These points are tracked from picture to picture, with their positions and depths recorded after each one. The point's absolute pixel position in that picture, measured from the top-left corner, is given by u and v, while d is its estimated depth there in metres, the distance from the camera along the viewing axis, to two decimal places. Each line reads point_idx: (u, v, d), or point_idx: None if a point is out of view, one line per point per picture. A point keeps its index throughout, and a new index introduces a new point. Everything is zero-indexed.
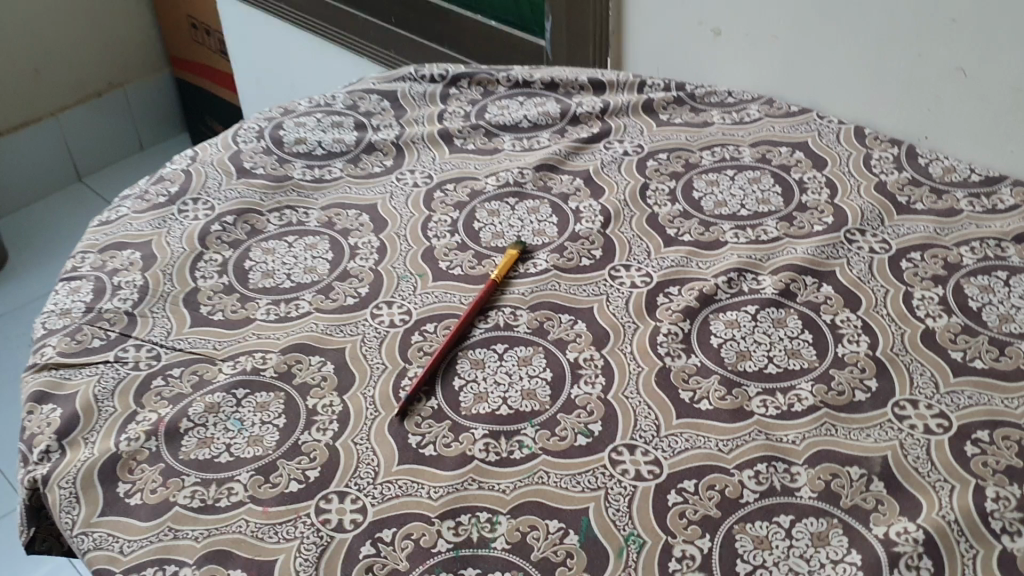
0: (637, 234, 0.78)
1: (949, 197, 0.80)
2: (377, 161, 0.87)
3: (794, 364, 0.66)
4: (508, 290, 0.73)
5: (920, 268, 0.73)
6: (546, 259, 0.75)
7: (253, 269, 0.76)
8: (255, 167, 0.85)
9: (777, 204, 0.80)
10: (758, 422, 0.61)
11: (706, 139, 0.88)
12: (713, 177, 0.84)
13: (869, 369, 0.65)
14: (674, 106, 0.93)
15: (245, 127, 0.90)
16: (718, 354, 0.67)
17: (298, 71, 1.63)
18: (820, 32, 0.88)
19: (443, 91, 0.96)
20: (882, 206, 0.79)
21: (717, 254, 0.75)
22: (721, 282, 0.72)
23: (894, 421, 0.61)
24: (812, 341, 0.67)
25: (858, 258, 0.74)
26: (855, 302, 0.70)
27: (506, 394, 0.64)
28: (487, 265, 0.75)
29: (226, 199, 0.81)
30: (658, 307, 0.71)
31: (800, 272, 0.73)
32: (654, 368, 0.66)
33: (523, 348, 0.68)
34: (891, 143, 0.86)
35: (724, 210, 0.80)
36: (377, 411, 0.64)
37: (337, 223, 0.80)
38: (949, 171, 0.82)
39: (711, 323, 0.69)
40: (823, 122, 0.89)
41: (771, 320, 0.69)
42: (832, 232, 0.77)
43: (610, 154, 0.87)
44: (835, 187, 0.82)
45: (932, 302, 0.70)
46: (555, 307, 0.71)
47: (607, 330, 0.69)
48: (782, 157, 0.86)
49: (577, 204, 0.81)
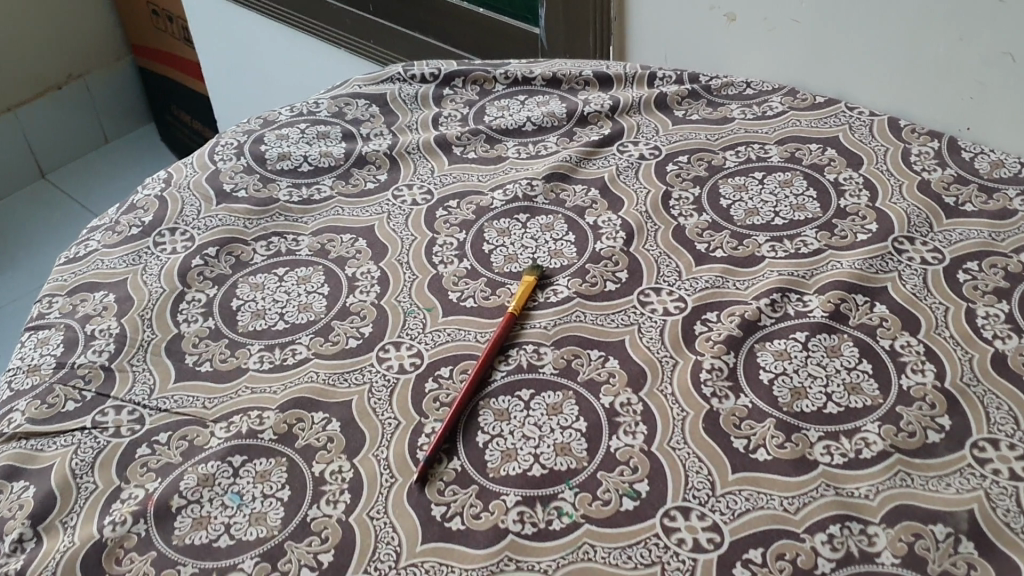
0: (663, 251, 0.70)
1: (1000, 196, 0.73)
2: (370, 176, 0.79)
3: (855, 401, 0.59)
4: (528, 323, 0.65)
5: (979, 279, 0.67)
6: (566, 285, 0.68)
7: (241, 308, 0.68)
8: (236, 189, 0.77)
9: (813, 210, 0.73)
10: (824, 474, 0.55)
11: (728, 138, 0.81)
12: (740, 180, 0.77)
13: (939, 405, 0.58)
14: (689, 100, 0.86)
15: (221, 142, 0.82)
16: (770, 392, 0.60)
17: (272, 63, 1.54)
18: (847, 16, 0.80)
19: (436, 91, 0.88)
20: (930, 210, 0.72)
21: (755, 272, 0.68)
22: (764, 306, 0.65)
23: (975, 466, 0.55)
24: (872, 372, 0.61)
25: (911, 271, 0.68)
26: (913, 323, 0.64)
27: (537, 451, 0.57)
28: (502, 294, 0.68)
29: (207, 228, 0.74)
30: (697, 338, 0.64)
31: (848, 291, 0.66)
32: (700, 411, 0.59)
33: (551, 393, 0.61)
34: (931, 136, 0.79)
35: (756, 219, 0.73)
36: (393, 476, 0.56)
37: (331, 250, 0.72)
38: (997, 166, 0.75)
39: (758, 355, 0.62)
40: (854, 114, 0.82)
41: (824, 350, 0.62)
42: (878, 241, 0.70)
43: (625, 159, 0.79)
44: (875, 189, 0.75)
45: (998, 321, 0.63)
46: (582, 342, 0.64)
47: (643, 367, 0.62)
48: (813, 155, 0.78)
49: (594, 218, 0.74)
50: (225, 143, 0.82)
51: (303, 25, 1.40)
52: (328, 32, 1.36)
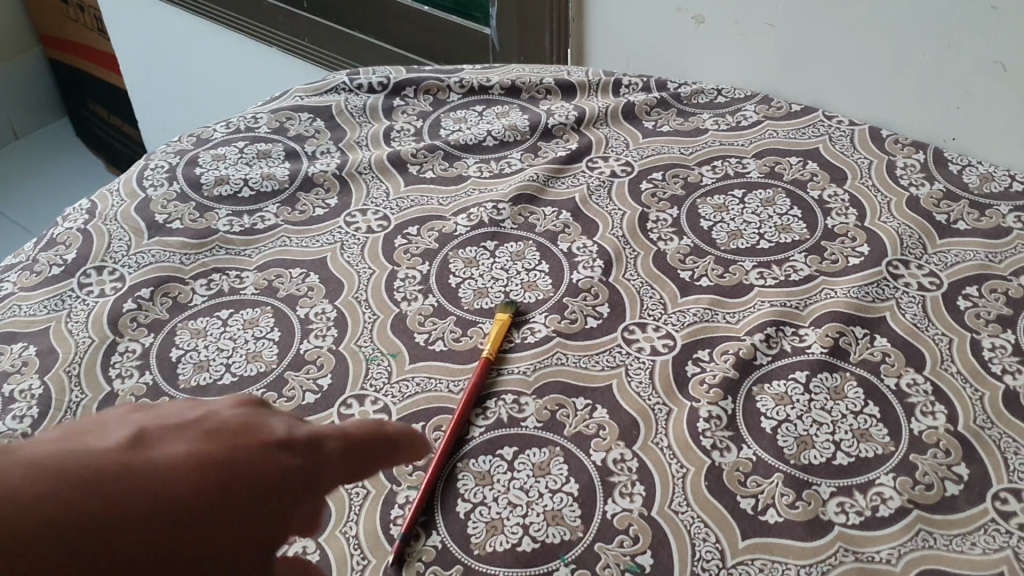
0: (645, 281, 0.65)
1: (993, 213, 0.69)
2: (319, 201, 0.72)
3: (866, 450, 0.54)
4: (505, 369, 0.60)
5: (981, 306, 0.63)
6: (544, 323, 0.62)
7: (181, 359, 0.60)
8: (169, 219, 0.70)
9: (800, 231, 0.69)
10: (841, 537, 0.51)
11: (703, 151, 0.76)
12: (720, 199, 0.72)
13: (954, 452, 0.54)
14: (658, 109, 0.82)
15: (150, 165, 0.75)
16: (774, 443, 0.55)
17: (197, 59, 1.45)
18: (825, 21, 0.76)
19: (386, 102, 0.83)
20: (921, 229, 0.68)
21: (745, 302, 0.63)
22: (759, 342, 0.61)
23: (999, 522, 0.51)
24: (880, 416, 0.56)
25: (909, 299, 0.63)
26: (918, 359, 0.60)
27: (526, 520, 0.52)
28: (473, 335, 0.62)
29: (138, 266, 0.66)
30: (690, 380, 0.59)
31: (846, 323, 0.62)
32: (700, 467, 0.54)
33: (536, 451, 0.55)
34: (914, 148, 0.75)
35: (740, 242, 0.68)
36: (366, 558, 0.50)
37: (280, 288, 0.65)
38: (986, 180, 0.72)
39: (758, 399, 0.57)
40: (833, 124, 0.78)
41: (827, 391, 0.58)
42: (871, 265, 0.66)
43: (596, 178, 0.74)
44: (862, 206, 0.71)
45: (1005, 353, 0.60)
46: (566, 390, 0.58)
47: (634, 417, 0.57)
48: (794, 170, 0.74)
49: (568, 244, 0.68)
50: (155, 165, 0.75)
51: (229, 22, 1.31)
52: (257, 28, 1.28)
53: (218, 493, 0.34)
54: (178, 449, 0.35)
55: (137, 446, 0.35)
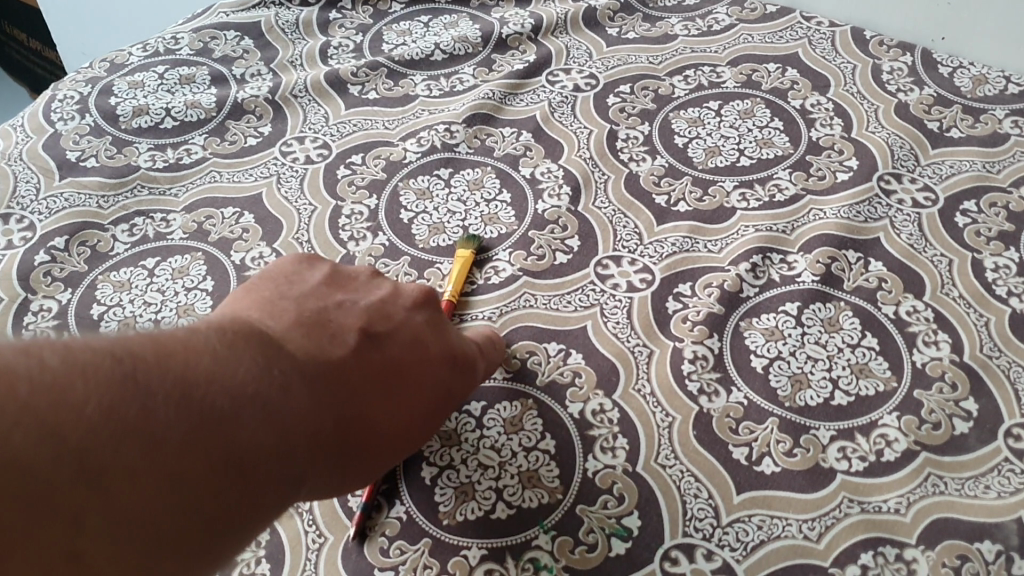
0: (618, 209, 0.60)
1: (988, 119, 0.64)
2: (251, 129, 0.65)
3: (866, 387, 0.50)
4: (469, 313, 0.54)
5: (981, 222, 0.58)
6: (508, 260, 0.57)
7: (103, 316, 0.53)
8: (83, 157, 0.62)
9: (782, 146, 0.63)
10: (845, 486, 0.46)
11: (673, 60, 0.70)
12: (694, 113, 0.66)
13: (961, 385, 0.50)
14: (623, 15, 0.75)
15: (58, 96, 0.66)
16: (767, 383, 0.50)
17: None
18: None
19: (321, 15, 0.75)
20: (913, 139, 0.63)
21: (726, 229, 0.58)
22: (745, 273, 0.55)
23: (1013, 461, 0.47)
24: (880, 349, 0.51)
25: (903, 218, 0.58)
26: (916, 284, 0.55)
27: (498, 484, 0.47)
28: (431, 277, 0.56)
29: (50, 212, 0.59)
30: (672, 319, 0.53)
31: (837, 247, 0.57)
32: (688, 415, 0.49)
33: (507, 405, 0.50)
34: (901, 51, 0.70)
35: (719, 160, 0.62)
36: (322, 536, 0.45)
37: (212, 231, 0.58)
38: (979, 83, 0.67)
39: (746, 335, 0.52)
40: (812, 27, 0.73)
41: (821, 324, 0.53)
42: (861, 181, 0.61)
43: (558, 93, 0.68)
44: (847, 115, 0.65)
45: (1010, 274, 0.55)
46: (536, 335, 0.53)
47: (613, 362, 0.52)
48: (772, 78, 0.68)
49: (531, 169, 0.62)
50: (64, 96, 0.66)
51: None
52: None
53: (376, 400, 0.39)
54: (359, 350, 0.40)
55: (367, 345, 0.40)
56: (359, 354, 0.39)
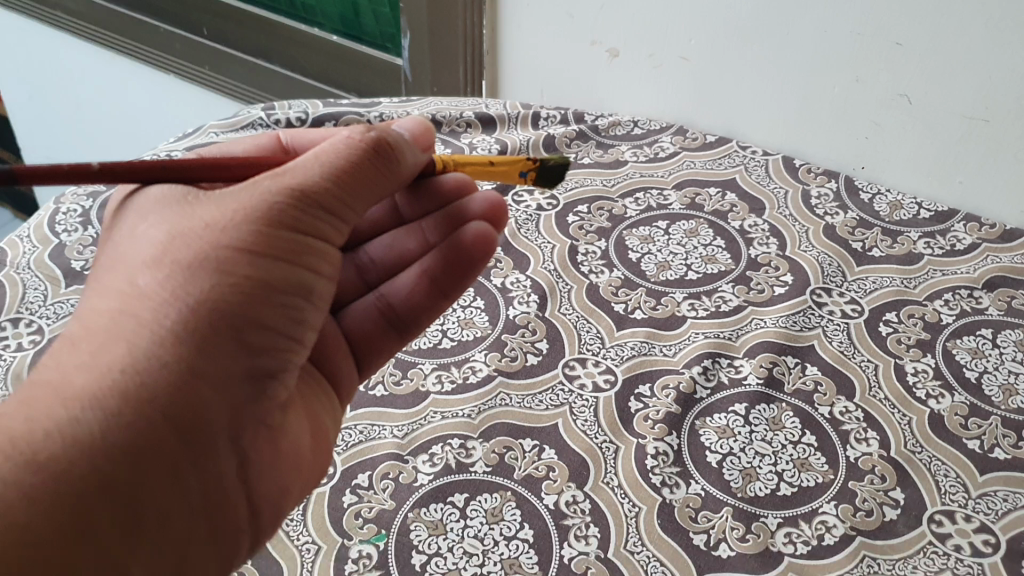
0: (581, 315, 0.67)
1: (904, 240, 0.73)
2: None
3: (807, 479, 0.56)
4: (450, 410, 0.59)
5: (901, 331, 0.66)
6: (484, 360, 0.63)
7: None
8: (87, 266, 0.67)
9: (725, 262, 0.71)
10: (791, 567, 0.51)
11: (625, 183, 0.79)
12: (645, 231, 0.74)
13: (889, 478, 0.56)
14: (579, 142, 0.84)
15: (62, 209, 0.72)
16: (721, 477, 0.56)
17: (80, 84, 1.38)
18: (740, 55, 0.78)
19: None
20: (840, 257, 0.72)
21: (678, 334, 0.66)
22: (697, 375, 0.62)
23: (937, 544, 0.53)
24: (818, 445, 0.58)
25: (834, 327, 0.66)
26: (848, 386, 0.62)
27: (483, 570, 0.50)
28: (413, 377, 0.62)
29: (57, 317, 0.63)
30: (635, 417, 0.59)
31: (778, 353, 0.64)
32: (653, 505, 0.54)
33: (488, 497, 0.54)
34: (827, 177, 0.79)
35: (669, 273, 0.71)
36: None
37: None
38: (895, 208, 0.76)
39: (701, 432, 0.58)
40: (747, 154, 0.82)
41: (766, 422, 0.59)
42: (796, 294, 0.69)
43: (524, 211, 0.76)
44: (782, 235, 0.74)
45: (928, 378, 0.63)
46: (512, 431, 0.58)
47: (584, 457, 0.57)
48: (713, 201, 0.77)
49: (501, 279, 0.70)
50: (67, 209, 0.72)
51: (113, 45, 1.26)
52: (146, 53, 1.23)
53: (124, 299, 0.40)
54: (115, 289, 0.41)
55: (122, 266, 0.42)
56: (119, 279, 0.42)
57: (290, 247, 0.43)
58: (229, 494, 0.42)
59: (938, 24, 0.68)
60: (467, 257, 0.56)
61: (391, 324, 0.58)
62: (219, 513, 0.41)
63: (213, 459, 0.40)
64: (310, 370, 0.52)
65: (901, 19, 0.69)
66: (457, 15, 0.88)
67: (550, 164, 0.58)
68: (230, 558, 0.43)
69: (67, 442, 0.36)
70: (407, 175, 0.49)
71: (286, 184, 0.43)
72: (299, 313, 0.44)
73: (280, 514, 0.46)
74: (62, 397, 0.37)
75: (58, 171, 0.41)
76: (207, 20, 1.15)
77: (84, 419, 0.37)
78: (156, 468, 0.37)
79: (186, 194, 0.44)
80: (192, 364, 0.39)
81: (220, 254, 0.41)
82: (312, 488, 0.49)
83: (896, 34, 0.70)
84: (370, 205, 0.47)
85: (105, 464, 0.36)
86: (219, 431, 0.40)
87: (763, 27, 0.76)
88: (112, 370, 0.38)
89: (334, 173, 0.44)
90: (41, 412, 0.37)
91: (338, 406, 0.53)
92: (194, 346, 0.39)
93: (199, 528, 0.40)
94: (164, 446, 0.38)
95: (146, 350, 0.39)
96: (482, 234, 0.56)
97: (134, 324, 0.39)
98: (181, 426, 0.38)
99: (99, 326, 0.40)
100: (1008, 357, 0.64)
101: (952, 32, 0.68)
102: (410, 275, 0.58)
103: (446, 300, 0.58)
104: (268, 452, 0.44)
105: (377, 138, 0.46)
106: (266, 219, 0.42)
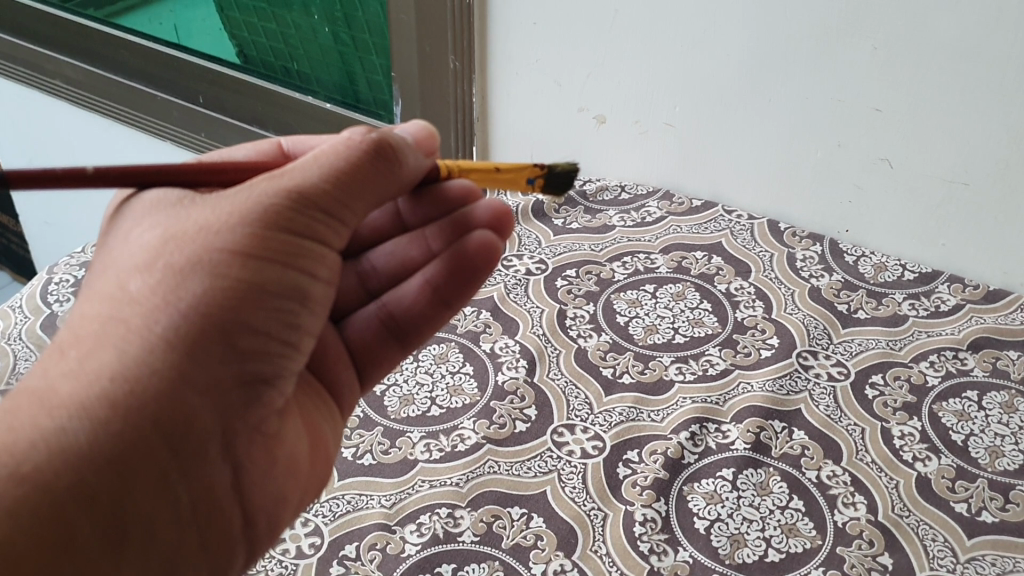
0: (569, 380, 0.67)
1: (888, 301, 0.74)
2: None
3: (795, 545, 0.55)
4: (438, 480, 0.59)
5: (887, 394, 0.66)
6: (472, 427, 0.63)
7: None
8: None
9: (711, 325, 0.72)
10: None
11: (612, 248, 0.81)
12: (633, 295, 0.75)
13: (878, 543, 0.56)
14: (567, 208, 0.86)
15: (54, 279, 0.73)
16: (710, 543, 0.55)
17: (77, 150, 1.40)
18: (724, 121, 0.80)
19: None
20: (826, 319, 0.73)
21: (666, 399, 0.66)
22: (685, 441, 0.62)
23: None
24: (805, 510, 0.58)
25: (820, 391, 0.66)
26: (835, 450, 0.62)
27: None
28: (402, 446, 0.62)
29: None
30: (623, 484, 0.59)
31: (765, 417, 0.64)
32: (640, 573, 0.54)
33: (476, 568, 0.53)
34: (812, 241, 0.81)
35: (657, 336, 0.71)
36: None
37: None
38: (879, 270, 0.78)
39: (689, 499, 0.58)
40: (732, 219, 0.83)
41: (753, 487, 0.59)
42: (782, 357, 0.69)
43: (513, 276, 0.77)
44: (768, 298, 0.75)
45: (914, 441, 0.63)
46: (499, 500, 0.58)
47: (572, 525, 0.57)
48: (699, 265, 0.78)
49: (491, 344, 0.71)
50: (60, 279, 0.73)
51: (107, 112, 1.28)
52: (143, 121, 1.25)
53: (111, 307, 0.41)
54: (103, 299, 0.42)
55: (113, 271, 0.43)
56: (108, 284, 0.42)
57: (287, 247, 0.43)
58: (225, 502, 0.43)
59: (912, 88, 0.70)
60: (470, 264, 0.56)
61: (391, 334, 0.58)
62: (210, 521, 0.43)
63: (206, 467, 0.42)
64: (309, 380, 0.53)
65: (877, 85, 0.71)
66: (448, 87, 0.89)
67: (557, 170, 0.59)
68: (222, 563, 0.45)
69: (43, 462, 0.37)
70: (411, 177, 0.49)
71: (283, 185, 0.44)
72: (296, 318, 0.45)
73: (276, 521, 0.47)
74: (40, 416, 0.39)
75: (54, 173, 0.41)
76: (202, 87, 1.18)
77: (66, 437, 0.38)
78: (144, 478, 0.39)
79: (179, 197, 0.45)
80: (175, 381, 0.40)
81: (203, 269, 0.41)
82: (313, 493, 0.51)
83: (876, 100, 0.72)
84: (372, 206, 0.47)
85: (96, 479, 0.38)
86: (213, 440, 0.42)
87: (745, 93, 0.77)
88: (94, 385, 0.39)
89: (332, 175, 0.44)
90: (18, 430, 0.38)
91: (338, 416, 0.55)
92: (179, 363, 0.40)
93: (192, 536, 0.42)
94: (153, 455, 0.39)
95: (123, 375, 0.39)
96: (484, 242, 0.55)
97: (114, 344, 0.40)
98: (170, 438, 0.40)
99: (81, 342, 0.41)
100: (994, 420, 0.64)
101: (928, 96, 0.70)
102: (413, 283, 0.57)
103: (449, 310, 0.58)
104: (262, 461, 0.45)
105: (377, 138, 0.46)
106: (256, 225, 0.43)
